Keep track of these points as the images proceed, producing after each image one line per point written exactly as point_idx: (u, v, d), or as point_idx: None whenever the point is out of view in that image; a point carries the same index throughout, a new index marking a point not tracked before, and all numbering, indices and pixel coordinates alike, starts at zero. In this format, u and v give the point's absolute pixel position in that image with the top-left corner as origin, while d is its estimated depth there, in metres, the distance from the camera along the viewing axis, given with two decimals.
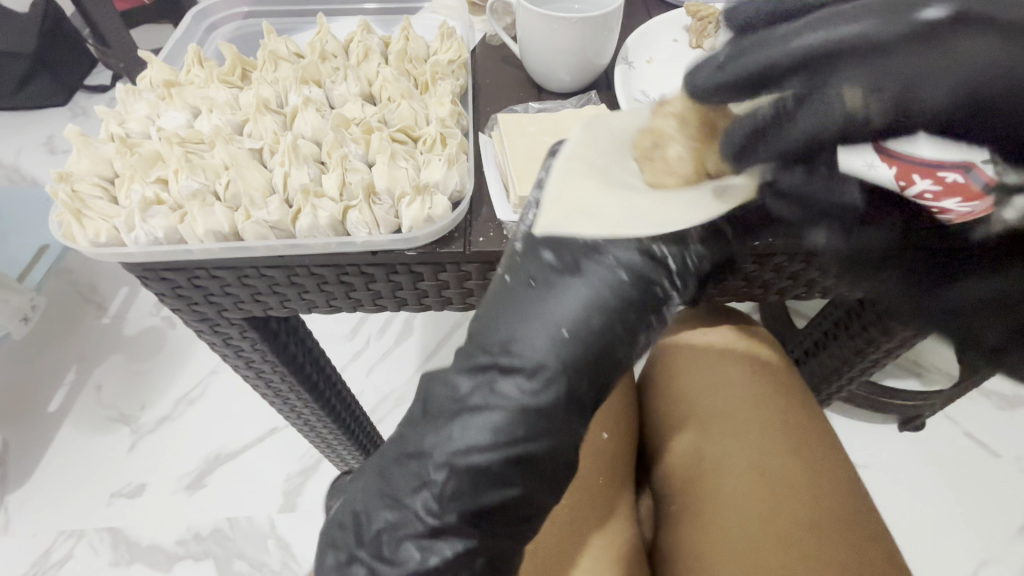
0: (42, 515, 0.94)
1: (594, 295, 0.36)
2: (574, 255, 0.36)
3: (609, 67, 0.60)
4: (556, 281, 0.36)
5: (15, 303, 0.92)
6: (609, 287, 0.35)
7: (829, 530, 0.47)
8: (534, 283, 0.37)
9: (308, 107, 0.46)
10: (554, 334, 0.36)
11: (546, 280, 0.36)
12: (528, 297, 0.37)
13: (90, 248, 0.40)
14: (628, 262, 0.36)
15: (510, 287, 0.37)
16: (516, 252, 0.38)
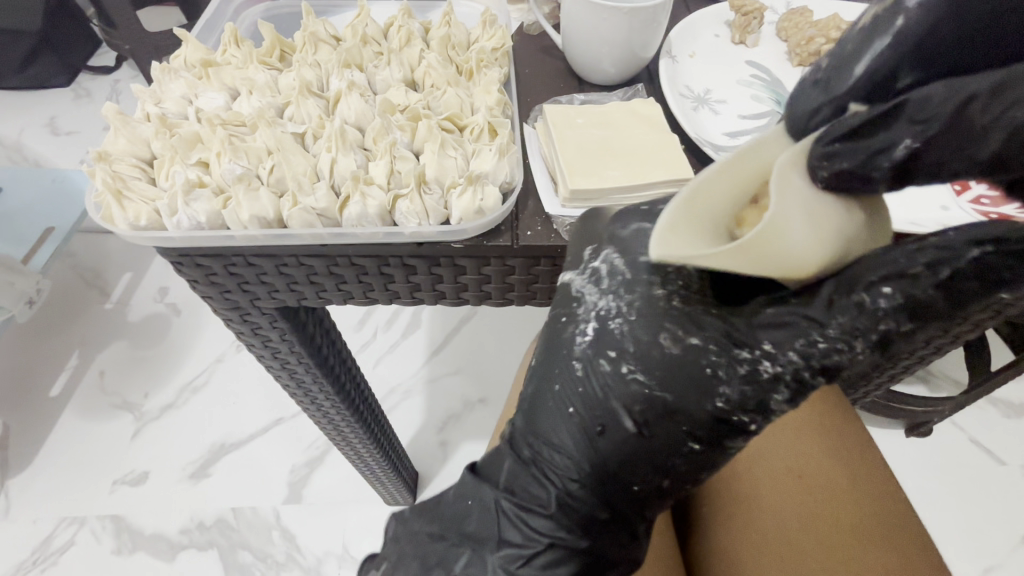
0: (44, 501, 0.92)
1: (645, 442, 0.36)
2: (629, 395, 0.35)
3: (652, 61, 0.58)
4: (608, 422, 0.36)
5: (21, 286, 0.90)
6: (659, 435, 0.35)
7: (872, 533, 0.47)
8: (581, 414, 0.37)
9: (352, 92, 0.45)
10: (603, 462, 0.37)
11: (593, 413, 0.37)
12: (581, 435, 0.37)
13: (130, 231, 0.39)
14: (681, 426, 0.34)
15: (561, 412, 0.38)
16: (565, 380, 0.38)
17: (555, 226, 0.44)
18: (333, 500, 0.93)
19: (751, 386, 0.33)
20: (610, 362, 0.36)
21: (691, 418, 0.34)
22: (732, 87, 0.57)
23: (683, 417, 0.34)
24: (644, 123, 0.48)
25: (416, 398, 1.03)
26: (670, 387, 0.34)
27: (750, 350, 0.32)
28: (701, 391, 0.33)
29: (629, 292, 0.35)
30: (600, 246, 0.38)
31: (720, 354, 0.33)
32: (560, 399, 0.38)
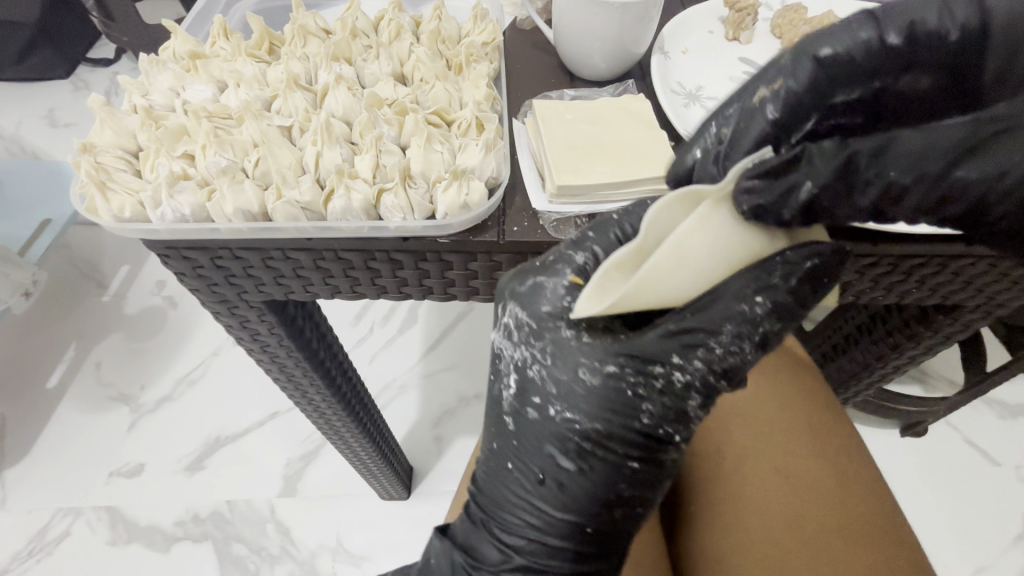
0: (39, 492, 0.92)
1: (589, 474, 0.37)
2: (557, 429, 0.36)
3: (644, 57, 0.58)
4: (542, 457, 0.37)
5: (16, 277, 0.91)
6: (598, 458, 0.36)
7: (853, 534, 0.47)
8: (513, 453, 0.39)
9: (339, 85, 0.45)
10: (558, 498, 0.37)
11: (528, 453, 0.38)
12: (528, 487, 0.38)
13: (114, 223, 0.39)
14: (613, 446, 0.36)
15: (500, 458, 0.39)
16: (505, 431, 0.39)
17: (542, 222, 0.43)
18: (327, 493, 0.93)
19: (669, 401, 0.35)
20: (542, 408, 0.36)
21: (620, 438, 0.36)
22: (724, 84, 0.57)
23: (611, 438, 0.36)
24: (633, 120, 0.48)
25: (410, 393, 1.03)
26: (596, 423, 0.35)
27: (660, 375, 0.34)
28: (627, 412, 0.35)
29: (537, 340, 0.36)
30: (504, 303, 0.38)
31: (636, 384, 0.35)
32: (497, 451, 0.40)
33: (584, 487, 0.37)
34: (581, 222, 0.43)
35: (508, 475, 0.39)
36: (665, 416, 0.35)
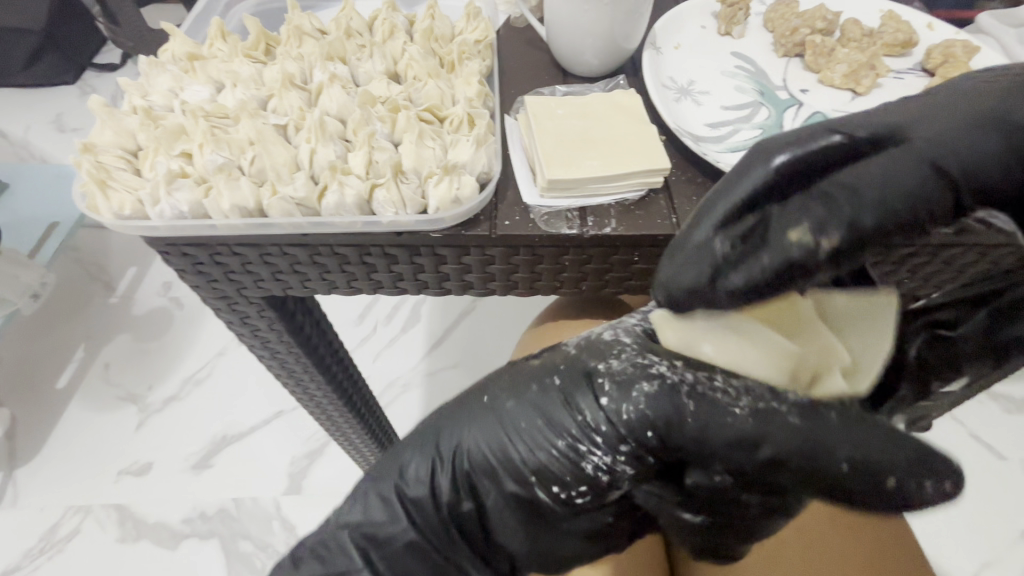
0: (50, 490, 0.94)
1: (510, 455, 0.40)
2: (575, 399, 0.37)
3: (637, 52, 0.59)
4: (528, 424, 0.37)
5: (25, 280, 0.92)
6: (565, 458, 0.36)
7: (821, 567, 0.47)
8: (503, 403, 0.39)
9: (334, 84, 0.46)
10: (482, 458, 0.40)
11: (508, 405, 0.39)
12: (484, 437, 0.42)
13: (115, 220, 0.40)
14: (585, 453, 0.36)
15: (483, 403, 0.40)
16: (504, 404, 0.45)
17: (533, 216, 0.44)
18: (331, 490, 0.94)
19: (719, 433, 0.32)
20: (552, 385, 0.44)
21: (610, 449, 0.35)
22: (717, 78, 0.57)
23: (600, 445, 0.35)
24: (623, 114, 0.48)
25: (413, 391, 1.04)
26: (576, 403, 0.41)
27: (742, 408, 0.32)
28: (643, 426, 0.34)
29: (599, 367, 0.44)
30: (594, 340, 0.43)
31: (696, 392, 0.33)
32: (486, 400, 0.40)
33: (528, 477, 0.37)
34: (571, 215, 0.44)
35: (476, 423, 0.39)
36: (662, 449, 0.34)
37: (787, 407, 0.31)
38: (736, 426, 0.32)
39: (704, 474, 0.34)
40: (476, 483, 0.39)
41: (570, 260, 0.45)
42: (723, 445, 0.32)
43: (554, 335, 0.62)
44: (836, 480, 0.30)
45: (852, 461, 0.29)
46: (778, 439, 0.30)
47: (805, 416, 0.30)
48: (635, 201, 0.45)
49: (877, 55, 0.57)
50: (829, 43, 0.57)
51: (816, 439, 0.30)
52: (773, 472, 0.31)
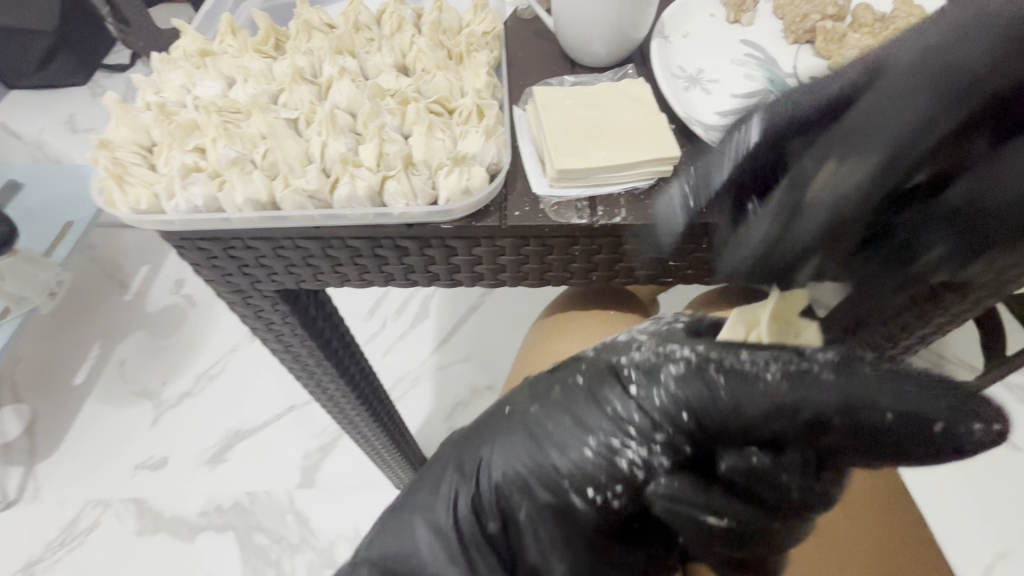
0: (71, 485, 0.96)
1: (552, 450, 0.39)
2: (605, 395, 0.39)
3: (645, 41, 0.58)
4: (557, 427, 0.40)
5: (43, 277, 0.94)
6: (596, 455, 0.38)
7: None
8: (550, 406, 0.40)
9: (343, 77, 0.46)
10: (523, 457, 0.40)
11: (533, 409, 0.41)
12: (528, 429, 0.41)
13: (132, 215, 0.41)
14: (619, 448, 0.37)
15: (513, 415, 0.42)
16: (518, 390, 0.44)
17: (543, 206, 0.44)
18: (346, 483, 0.95)
19: (751, 399, 0.33)
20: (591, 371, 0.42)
21: (643, 439, 0.37)
22: (725, 67, 0.57)
23: (634, 438, 0.37)
24: (632, 104, 0.48)
25: (424, 385, 1.05)
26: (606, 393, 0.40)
27: (773, 374, 0.33)
28: (674, 408, 0.36)
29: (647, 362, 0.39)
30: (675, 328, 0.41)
31: (724, 366, 0.35)
32: (512, 411, 0.43)
33: (563, 481, 0.38)
34: (581, 205, 0.44)
35: (502, 436, 0.41)
36: (696, 433, 0.36)
37: (819, 365, 0.33)
38: (770, 391, 0.33)
39: (741, 455, 0.33)
40: (503, 502, 0.40)
41: (579, 251, 0.45)
42: (767, 415, 0.33)
43: (564, 327, 0.62)
44: (876, 440, 0.31)
45: (897, 411, 0.30)
46: (821, 398, 0.32)
47: (840, 374, 0.32)
48: (645, 190, 0.45)
49: (889, 41, 0.57)
50: (840, 29, 0.56)
51: (854, 398, 0.31)
52: (817, 434, 0.32)
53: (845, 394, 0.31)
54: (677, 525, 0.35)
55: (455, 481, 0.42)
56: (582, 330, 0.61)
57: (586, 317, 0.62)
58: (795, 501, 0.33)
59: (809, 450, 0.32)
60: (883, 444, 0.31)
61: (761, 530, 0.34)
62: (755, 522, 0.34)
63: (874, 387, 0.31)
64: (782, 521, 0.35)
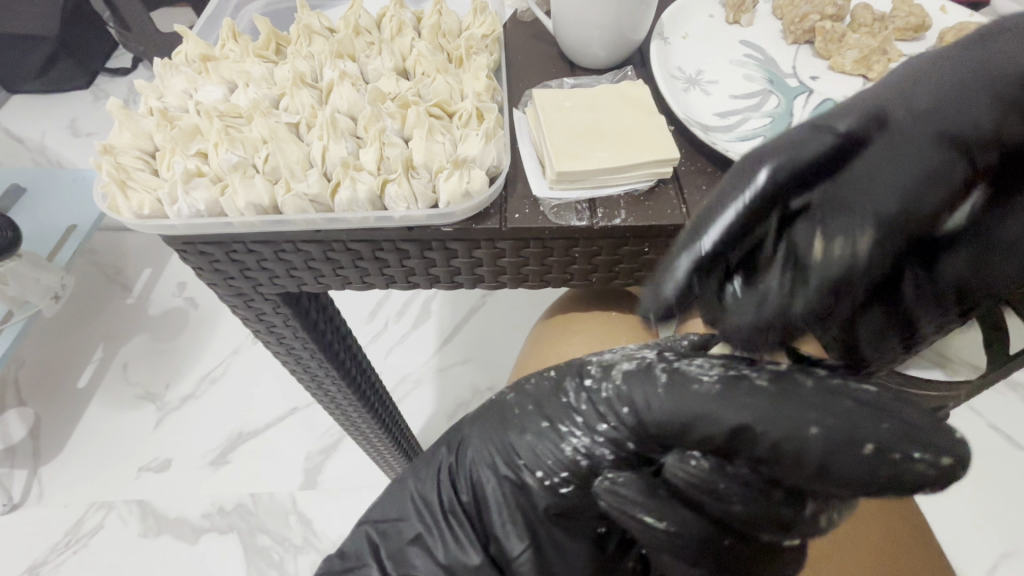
0: (75, 488, 0.96)
1: (518, 429, 0.40)
2: (564, 385, 0.40)
3: (644, 43, 0.59)
4: (523, 411, 0.41)
5: (47, 282, 0.95)
6: (546, 437, 0.39)
7: None
8: (532, 389, 0.42)
9: (344, 81, 0.46)
10: (493, 434, 0.42)
11: (509, 395, 0.43)
12: (504, 411, 0.42)
13: (135, 220, 0.41)
14: (566, 434, 0.38)
15: (495, 400, 0.44)
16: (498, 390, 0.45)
17: (543, 209, 0.44)
18: (349, 485, 0.95)
19: (683, 401, 0.32)
20: (571, 363, 0.42)
21: (588, 429, 0.37)
22: (724, 68, 0.57)
23: (580, 426, 0.38)
24: (632, 106, 0.48)
25: (426, 387, 1.05)
26: (574, 392, 0.39)
27: (711, 375, 0.32)
28: (618, 402, 0.36)
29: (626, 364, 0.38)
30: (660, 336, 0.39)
31: (672, 367, 0.34)
32: (497, 398, 0.44)
33: (517, 460, 0.40)
34: (581, 207, 0.44)
35: (485, 414, 0.44)
36: (637, 434, 0.35)
37: (757, 373, 0.31)
38: (700, 394, 0.32)
39: (680, 458, 0.33)
40: (476, 478, 0.42)
41: (579, 253, 0.46)
42: (694, 418, 0.31)
43: (565, 327, 0.62)
44: (796, 457, 0.28)
45: (822, 424, 0.28)
46: (745, 402, 0.30)
47: (778, 383, 0.30)
48: (644, 192, 0.45)
49: (889, 41, 0.57)
50: (840, 28, 0.56)
51: (776, 409, 0.29)
52: (742, 445, 0.30)
53: (771, 403, 0.29)
54: (618, 519, 0.35)
55: (444, 456, 0.45)
56: (581, 334, 0.61)
57: (585, 318, 0.62)
58: (735, 512, 0.31)
59: (741, 460, 0.31)
60: (802, 461, 0.28)
61: (698, 540, 0.33)
62: (692, 529, 0.33)
63: (801, 404, 0.29)
64: (731, 533, 0.33)
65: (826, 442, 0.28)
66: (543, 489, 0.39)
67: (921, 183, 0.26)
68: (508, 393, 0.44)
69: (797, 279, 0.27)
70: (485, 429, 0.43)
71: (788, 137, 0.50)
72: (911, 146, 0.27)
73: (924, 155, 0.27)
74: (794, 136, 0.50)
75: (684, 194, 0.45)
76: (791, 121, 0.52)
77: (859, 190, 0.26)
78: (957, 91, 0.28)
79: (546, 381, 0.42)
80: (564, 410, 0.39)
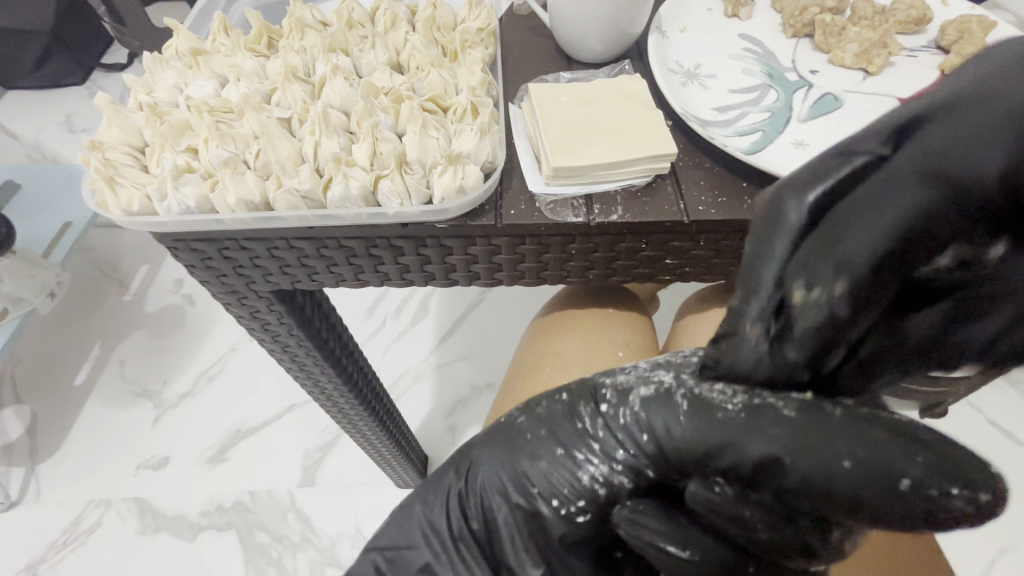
0: (72, 485, 0.96)
1: (532, 459, 0.39)
2: (579, 410, 0.40)
3: (642, 36, 0.58)
4: (534, 436, 0.40)
5: (41, 279, 0.94)
6: (562, 465, 0.38)
7: None
8: (543, 414, 0.41)
9: (336, 75, 0.46)
10: (505, 466, 0.40)
11: (519, 419, 0.42)
12: (513, 438, 0.41)
13: (124, 216, 0.40)
14: (583, 461, 0.38)
15: (502, 424, 0.43)
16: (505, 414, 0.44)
17: (538, 205, 0.44)
18: (347, 482, 0.95)
19: (708, 431, 0.33)
20: (583, 385, 0.41)
21: (605, 457, 0.37)
22: (723, 62, 0.56)
23: (597, 453, 0.37)
24: (629, 100, 0.48)
25: (423, 383, 1.04)
26: (590, 418, 0.39)
27: (735, 404, 0.32)
28: (638, 429, 0.36)
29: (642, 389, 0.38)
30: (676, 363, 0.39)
31: (693, 394, 0.34)
32: (504, 421, 0.43)
33: (531, 489, 0.39)
34: (578, 203, 0.44)
35: (492, 440, 0.42)
36: (659, 461, 0.35)
37: (783, 402, 0.31)
38: (726, 424, 0.32)
39: (702, 485, 0.32)
40: (487, 505, 0.41)
41: (576, 249, 0.45)
42: (721, 447, 0.32)
43: (562, 324, 0.62)
44: (827, 489, 0.28)
45: (854, 458, 0.28)
46: (771, 434, 0.30)
47: (805, 414, 0.30)
48: (642, 188, 0.44)
49: (890, 33, 0.56)
50: (840, 21, 0.56)
51: (804, 443, 0.29)
52: (769, 476, 0.30)
53: (799, 436, 0.29)
54: (639, 548, 0.34)
55: (452, 481, 0.43)
56: (579, 331, 0.60)
57: (583, 315, 0.62)
58: (762, 541, 0.31)
59: (766, 490, 0.30)
60: (833, 494, 0.28)
61: (724, 569, 0.32)
62: (718, 556, 0.32)
63: (831, 437, 0.29)
64: (754, 561, 0.32)
65: (862, 475, 0.27)
66: (557, 521, 0.38)
67: (913, 219, 0.28)
68: (516, 417, 0.43)
69: (808, 302, 0.29)
70: (491, 459, 0.41)
71: (788, 131, 0.49)
72: (906, 170, 0.28)
73: (933, 185, 0.28)
74: (795, 131, 0.49)
75: (682, 190, 0.44)
76: (791, 115, 0.51)
77: (849, 223, 0.29)
78: (976, 131, 0.28)
79: (558, 404, 0.41)
80: (580, 437, 0.39)
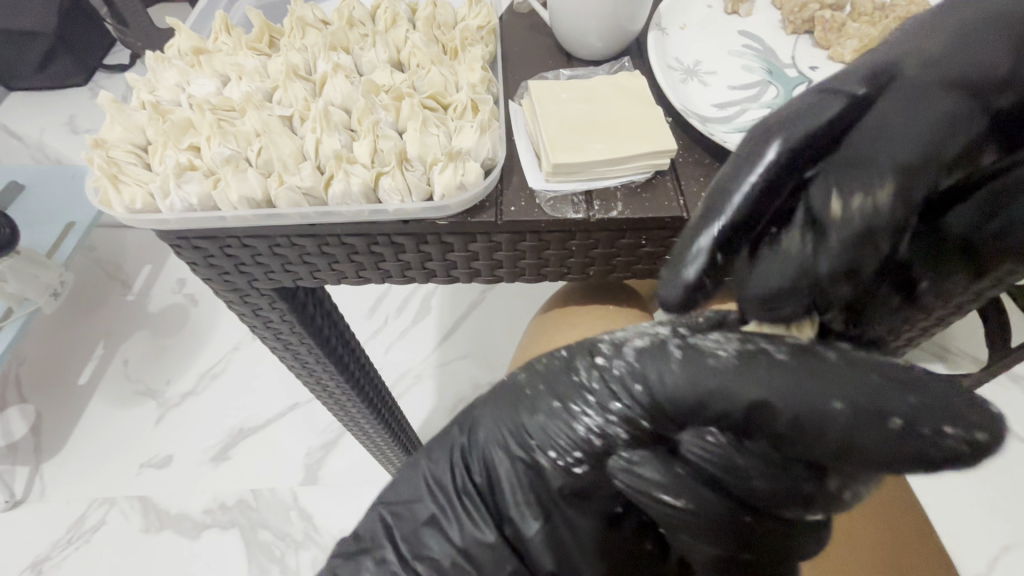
0: (75, 484, 0.96)
1: (529, 412, 0.39)
2: (575, 364, 0.39)
3: (642, 34, 0.58)
4: (534, 392, 0.40)
5: (45, 278, 0.95)
6: (558, 417, 0.38)
7: None
8: (542, 370, 0.41)
9: (337, 73, 0.46)
10: (505, 419, 0.41)
11: (520, 376, 0.42)
12: (512, 394, 0.41)
13: (126, 214, 0.41)
14: (578, 414, 0.37)
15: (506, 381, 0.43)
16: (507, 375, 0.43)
17: (538, 201, 0.44)
18: (350, 481, 0.95)
19: (702, 376, 0.31)
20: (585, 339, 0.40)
21: (601, 408, 0.36)
22: (722, 60, 0.56)
23: (593, 406, 0.36)
24: (629, 97, 0.48)
25: (426, 382, 1.05)
26: (586, 369, 0.38)
27: (727, 350, 0.31)
28: (631, 379, 0.35)
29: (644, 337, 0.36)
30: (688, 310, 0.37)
31: (687, 342, 0.33)
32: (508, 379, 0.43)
33: (529, 441, 0.39)
34: (578, 199, 0.44)
35: (493, 397, 0.42)
36: (655, 412, 0.34)
37: (775, 347, 0.30)
38: (717, 369, 0.31)
39: (697, 437, 0.33)
40: (479, 475, 0.41)
41: (577, 246, 0.45)
42: (709, 394, 0.31)
43: (562, 318, 0.63)
44: (818, 434, 0.28)
45: (846, 400, 0.27)
46: (765, 381, 0.29)
47: (801, 358, 0.29)
48: (642, 184, 0.45)
49: (889, 30, 0.56)
50: (839, 18, 0.56)
51: (799, 388, 0.28)
52: (760, 423, 0.30)
53: (792, 382, 0.29)
54: (634, 497, 0.35)
55: (456, 437, 0.43)
56: (578, 325, 0.61)
57: (583, 309, 0.63)
58: (761, 496, 0.32)
59: (760, 438, 0.31)
60: (823, 438, 0.28)
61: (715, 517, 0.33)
62: (713, 507, 0.33)
63: (827, 380, 0.28)
64: (754, 511, 0.33)
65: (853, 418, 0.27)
66: (554, 475, 0.39)
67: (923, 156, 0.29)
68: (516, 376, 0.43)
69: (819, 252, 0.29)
70: (492, 417, 0.42)
71: None
72: (897, 110, 0.30)
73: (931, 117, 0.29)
74: None
75: (682, 185, 0.44)
76: None
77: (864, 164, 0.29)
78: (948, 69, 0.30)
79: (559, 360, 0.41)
80: (575, 389, 0.38)
